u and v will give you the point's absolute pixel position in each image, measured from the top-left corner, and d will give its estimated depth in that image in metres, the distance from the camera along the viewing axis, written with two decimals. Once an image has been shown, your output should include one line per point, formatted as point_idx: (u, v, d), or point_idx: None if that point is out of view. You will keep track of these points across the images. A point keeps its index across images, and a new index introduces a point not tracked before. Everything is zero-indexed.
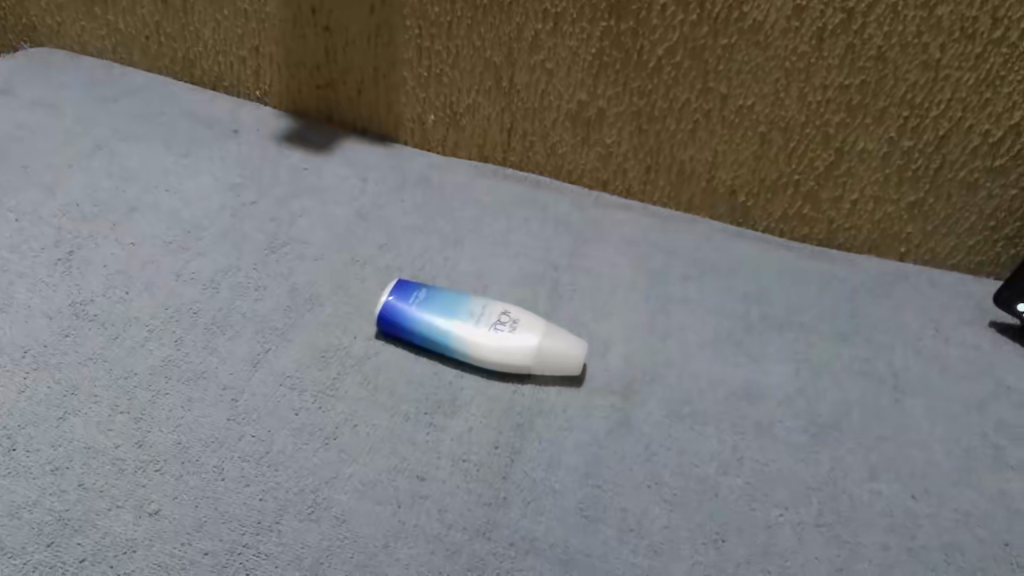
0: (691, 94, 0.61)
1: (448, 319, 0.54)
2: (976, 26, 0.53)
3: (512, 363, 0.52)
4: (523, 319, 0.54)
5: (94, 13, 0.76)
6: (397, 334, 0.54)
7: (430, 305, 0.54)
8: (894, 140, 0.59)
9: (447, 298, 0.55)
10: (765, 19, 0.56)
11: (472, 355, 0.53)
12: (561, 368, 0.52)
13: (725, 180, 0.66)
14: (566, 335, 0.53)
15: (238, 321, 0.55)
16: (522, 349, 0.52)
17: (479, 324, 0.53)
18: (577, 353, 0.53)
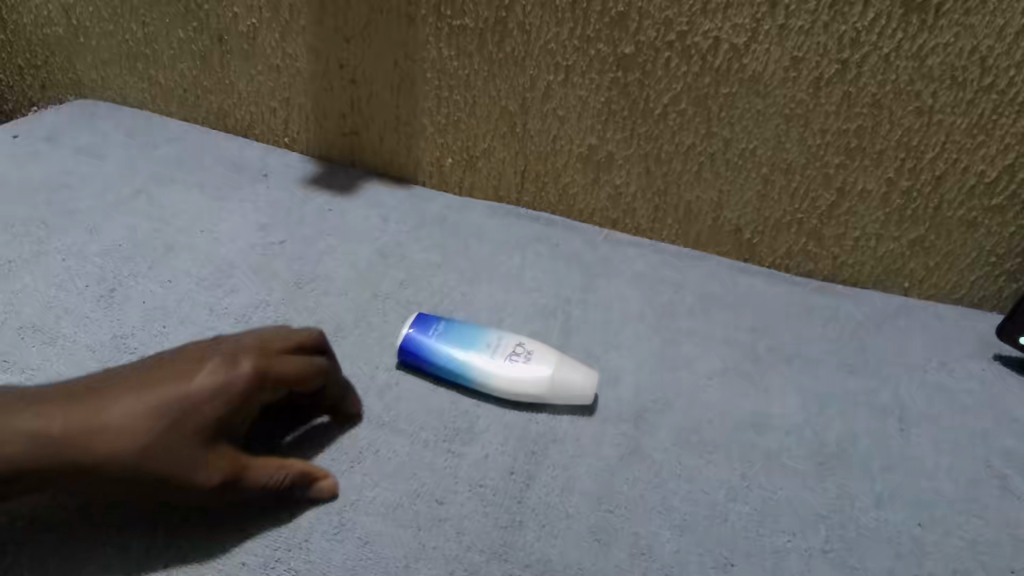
0: (696, 139, 0.65)
1: (466, 351, 0.56)
2: (967, 75, 0.55)
3: (527, 393, 0.55)
4: (537, 351, 0.56)
5: (137, 69, 0.82)
6: (417, 364, 0.57)
7: (449, 336, 0.57)
8: (893, 181, 0.62)
9: (465, 330, 0.58)
10: (764, 69, 0.59)
11: (490, 384, 0.55)
12: (575, 398, 0.55)
13: (731, 219, 0.69)
14: (580, 366, 0.56)
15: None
16: (538, 378, 0.55)
17: (496, 356, 0.56)
18: (591, 383, 0.55)
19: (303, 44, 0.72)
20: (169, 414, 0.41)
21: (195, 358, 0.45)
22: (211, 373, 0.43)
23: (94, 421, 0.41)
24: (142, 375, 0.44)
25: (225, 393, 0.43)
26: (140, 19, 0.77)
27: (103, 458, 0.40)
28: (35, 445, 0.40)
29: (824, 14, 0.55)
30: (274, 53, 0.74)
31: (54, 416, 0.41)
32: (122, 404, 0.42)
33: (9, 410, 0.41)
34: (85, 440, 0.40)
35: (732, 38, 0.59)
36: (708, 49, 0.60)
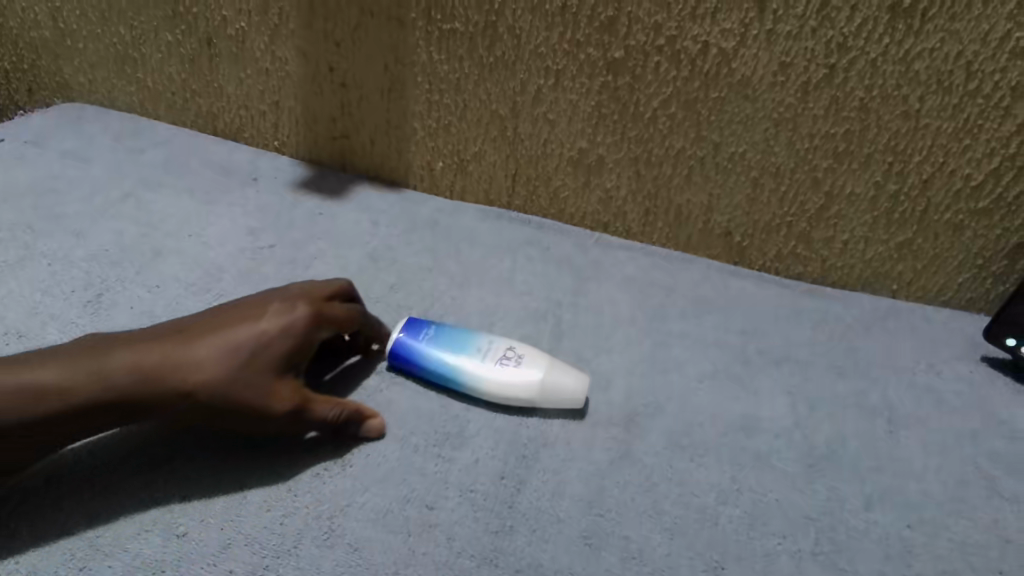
0: (686, 142, 0.65)
1: (455, 355, 0.56)
2: (952, 79, 0.56)
3: (518, 398, 0.55)
4: (528, 354, 0.56)
5: (125, 72, 0.82)
6: (407, 369, 0.57)
7: (439, 341, 0.57)
8: (881, 184, 0.62)
9: (456, 334, 0.57)
10: (752, 74, 0.59)
11: (480, 389, 0.55)
12: (566, 401, 0.54)
13: (721, 223, 0.69)
14: (571, 369, 0.55)
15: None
16: (528, 383, 0.54)
17: (486, 360, 0.56)
18: (581, 387, 0.54)
19: (293, 48, 0.72)
20: (243, 351, 0.48)
21: (259, 304, 0.51)
22: (275, 317, 0.50)
23: (179, 358, 0.47)
24: (216, 321, 0.50)
25: (287, 333, 0.49)
26: (128, 22, 0.77)
27: (190, 389, 0.47)
28: (132, 379, 0.47)
29: (811, 19, 0.56)
30: (263, 57, 0.74)
31: (147, 354, 0.48)
32: (202, 344, 0.48)
33: (106, 351, 0.48)
34: (175, 373, 0.47)
35: (720, 43, 0.59)
36: (697, 53, 0.60)
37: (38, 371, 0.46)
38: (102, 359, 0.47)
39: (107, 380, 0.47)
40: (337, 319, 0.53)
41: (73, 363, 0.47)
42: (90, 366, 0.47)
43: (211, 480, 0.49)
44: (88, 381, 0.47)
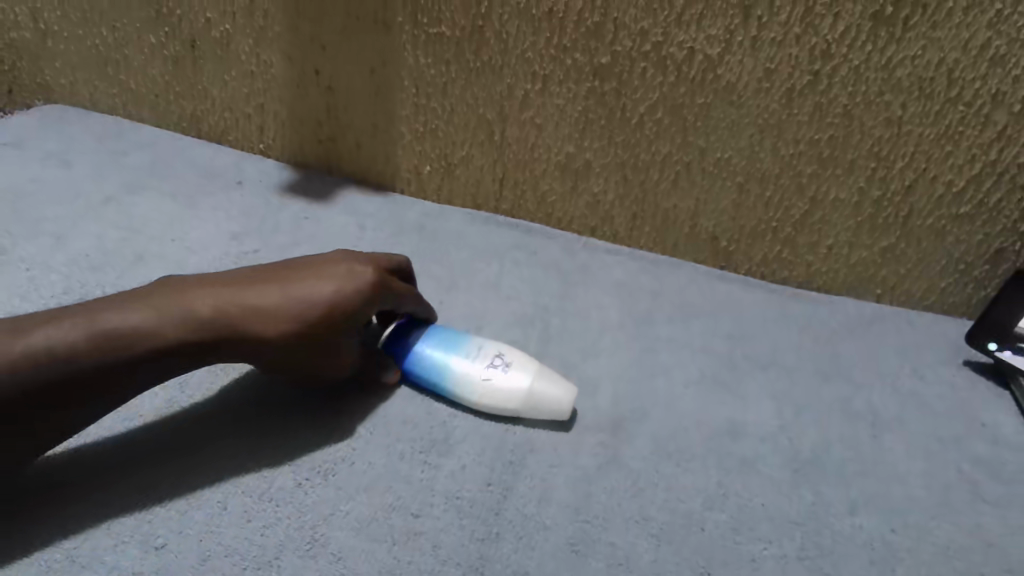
0: (672, 147, 0.65)
1: (443, 356, 0.56)
2: (934, 86, 0.56)
3: (502, 409, 0.54)
4: (515, 370, 0.54)
5: (107, 73, 0.81)
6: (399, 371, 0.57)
7: (427, 350, 0.56)
8: (864, 190, 0.63)
9: (445, 344, 0.56)
10: (737, 80, 0.60)
11: (466, 393, 0.54)
12: (551, 414, 0.54)
13: (707, 227, 0.69)
14: (557, 381, 0.54)
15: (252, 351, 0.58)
16: (512, 390, 0.54)
17: (471, 373, 0.55)
18: (568, 397, 0.54)
19: (278, 51, 0.72)
20: (322, 308, 0.49)
21: (328, 261, 0.51)
22: (349, 278, 0.50)
23: (259, 309, 0.48)
24: (287, 272, 0.50)
25: (361, 294, 0.50)
26: (110, 23, 0.76)
27: (273, 339, 0.48)
28: (215, 325, 0.48)
29: (795, 26, 0.56)
30: (248, 60, 0.73)
31: (227, 301, 0.48)
32: (281, 296, 0.49)
33: (184, 294, 0.48)
34: (256, 322, 0.48)
35: (706, 49, 0.59)
36: (683, 59, 0.60)
37: (118, 313, 0.46)
38: (182, 303, 0.48)
39: (189, 326, 0.47)
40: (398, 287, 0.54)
41: (154, 306, 0.47)
42: (171, 310, 0.47)
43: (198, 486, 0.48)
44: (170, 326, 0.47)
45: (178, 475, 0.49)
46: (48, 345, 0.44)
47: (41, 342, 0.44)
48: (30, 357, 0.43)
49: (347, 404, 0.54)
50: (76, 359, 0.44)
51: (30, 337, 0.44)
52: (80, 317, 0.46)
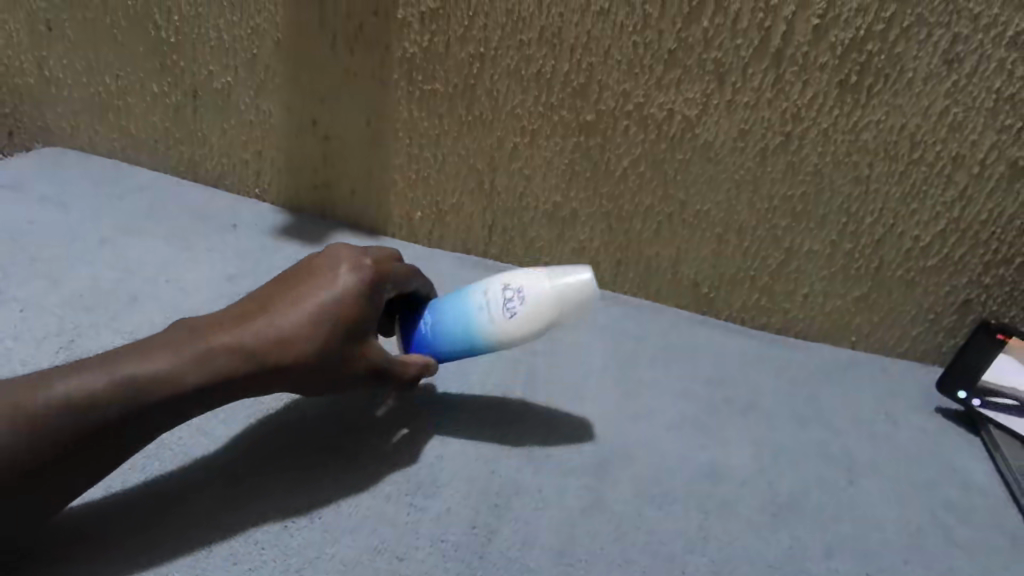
0: (654, 199, 0.68)
1: (449, 303, 0.56)
2: (898, 149, 0.59)
3: (545, 318, 0.53)
4: (526, 286, 0.53)
5: (108, 119, 0.83)
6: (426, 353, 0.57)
7: (441, 320, 0.56)
8: (836, 243, 0.65)
9: (451, 305, 0.56)
10: (715, 139, 0.63)
11: (492, 324, 0.54)
12: (580, 298, 0.53)
13: (689, 274, 0.72)
14: (569, 268, 0.53)
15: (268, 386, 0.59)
16: (531, 296, 0.53)
17: (494, 314, 0.54)
18: (585, 278, 0.53)
19: (277, 101, 0.74)
20: (331, 318, 0.50)
21: (323, 273, 0.52)
22: (346, 288, 0.51)
23: (272, 333, 0.49)
24: (288, 292, 0.51)
25: (363, 295, 0.51)
26: (112, 72, 0.77)
27: (293, 359, 0.49)
28: (233, 357, 0.48)
29: (767, 91, 0.59)
30: (248, 109, 0.75)
31: (240, 338, 0.49)
32: (289, 317, 0.50)
33: (196, 336, 0.49)
34: (272, 349, 0.49)
35: (684, 111, 0.62)
36: (663, 119, 0.63)
37: (132, 361, 0.46)
38: (196, 343, 0.48)
39: (206, 363, 0.48)
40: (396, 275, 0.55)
41: (168, 353, 0.47)
42: (185, 351, 0.48)
43: (189, 535, 0.48)
44: (188, 370, 0.47)
45: (171, 523, 0.49)
46: (66, 395, 0.44)
47: (59, 396, 0.44)
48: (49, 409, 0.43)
49: (354, 459, 0.55)
50: (97, 407, 0.44)
51: (45, 391, 0.44)
52: (90, 366, 0.46)
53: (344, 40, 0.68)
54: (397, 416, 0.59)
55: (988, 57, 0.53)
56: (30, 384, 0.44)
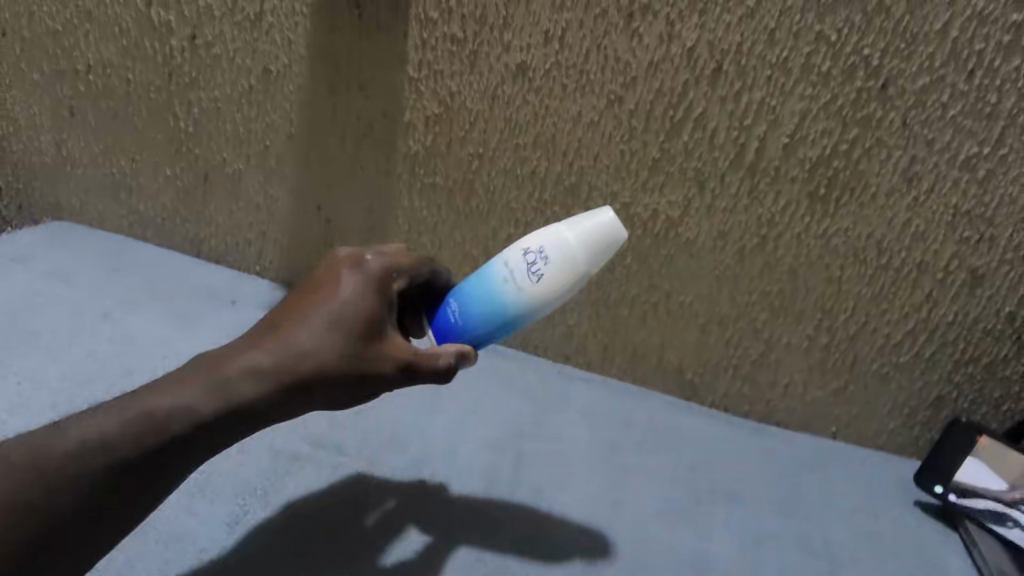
0: (640, 289, 0.71)
1: (467, 284, 0.52)
2: (866, 253, 0.62)
3: (577, 271, 0.51)
4: (549, 246, 0.51)
5: (118, 198, 0.86)
6: (451, 332, 0.52)
7: (464, 303, 0.52)
8: (812, 338, 0.68)
9: (470, 285, 0.52)
10: (697, 237, 0.66)
11: (515, 271, 0.51)
12: (605, 246, 0.51)
13: (674, 361, 0.74)
14: (586, 219, 0.51)
15: (256, 447, 0.64)
16: (556, 254, 0.50)
17: (522, 280, 0.50)
18: (605, 212, 0.52)
19: (286, 188, 0.77)
20: (342, 320, 0.48)
21: (328, 279, 0.51)
22: (354, 287, 0.50)
23: (287, 346, 0.48)
24: (296, 307, 0.50)
25: (371, 295, 0.50)
26: (128, 155, 0.81)
27: (314, 369, 0.47)
28: (252, 377, 0.47)
29: (743, 198, 0.63)
30: (258, 195, 0.78)
31: (256, 358, 0.48)
32: (301, 328, 0.49)
33: (211, 365, 0.48)
34: (291, 362, 0.47)
35: (668, 212, 0.66)
36: (648, 219, 0.67)
37: (147, 397, 0.46)
38: (211, 371, 0.47)
39: (223, 386, 0.47)
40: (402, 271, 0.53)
41: (185, 386, 0.46)
42: (201, 380, 0.47)
43: None
44: (207, 399, 0.46)
45: None
46: (84, 438, 0.43)
47: (77, 440, 0.43)
48: (71, 453, 0.43)
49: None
50: (114, 446, 0.43)
51: (62, 436, 0.43)
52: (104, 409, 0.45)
53: (352, 136, 0.71)
54: (389, 519, 0.59)
55: (943, 176, 0.57)
56: (46, 433, 0.44)
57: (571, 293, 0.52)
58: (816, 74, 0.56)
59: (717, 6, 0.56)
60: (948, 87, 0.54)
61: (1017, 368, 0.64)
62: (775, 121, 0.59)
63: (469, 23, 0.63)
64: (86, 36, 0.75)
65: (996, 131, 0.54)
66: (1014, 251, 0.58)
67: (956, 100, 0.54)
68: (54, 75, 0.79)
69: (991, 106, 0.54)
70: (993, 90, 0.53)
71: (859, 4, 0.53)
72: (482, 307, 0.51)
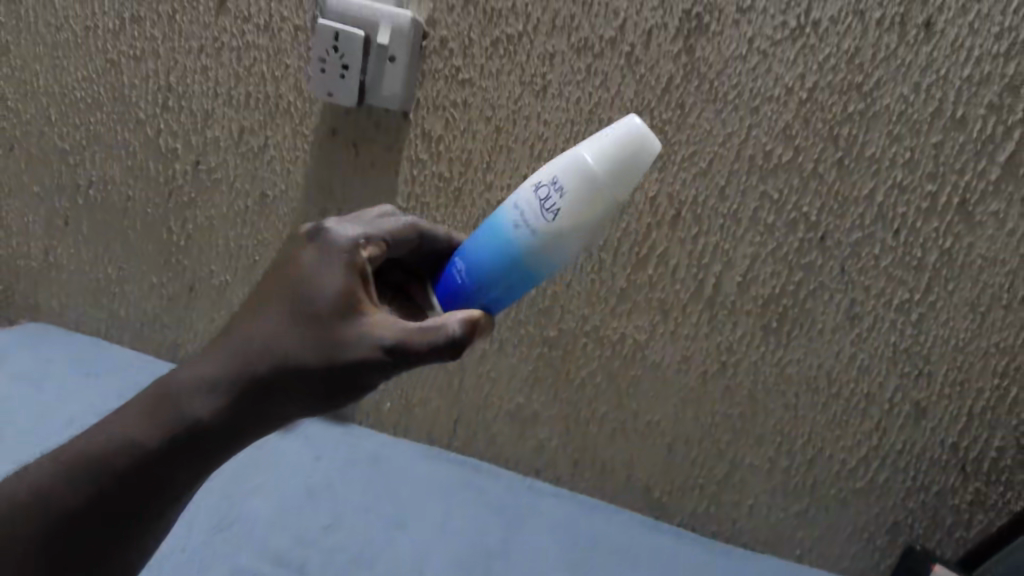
0: (609, 407, 0.74)
1: (476, 236, 0.47)
2: (818, 383, 0.66)
3: (598, 188, 0.44)
4: (560, 169, 0.45)
5: (99, 302, 0.87)
6: (464, 283, 0.47)
7: (475, 254, 0.46)
8: (773, 459, 0.70)
9: (480, 233, 0.47)
10: (663, 360, 0.70)
11: (528, 200, 0.45)
12: (626, 158, 0.45)
13: (642, 478, 0.76)
14: (598, 135, 0.45)
15: (217, 563, 0.66)
16: (569, 175, 0.44)
17: (535, 209, 0.44)
18: (633, 120, 0.45)
19: None
20: (306, 304, 0.42)
21: (288, 259, 0.45)
22: (313, 264, 0.44)
23: (250, 345, 0.43)
24: (257, 296, 0.44)
25: (337, 270, 0.43)
26: (115, 263, 0.84)
27: (283, 367, 0.42)
28: (220, 385, 0.43)
29: (704, 327, 0.68)
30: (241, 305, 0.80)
31: (220, 360, 0.43)
32: (267, 320, 0.43)
33: (180, 375, 0.45)
34: (257, 360, 0.42)
35: (635, 336, 0.70)
36: (616, 341, 0.71)
37: (126, 417, 0.45)
38: (183, 381, 0.44)
39: (188, 400, 0.43)
40: (375, 239, 0.47)
41: (155, 401, 0.44)
42: (170, 392, 0.44)
43: None
44: (176, 412, 0.43)
45: None
46: (54, 471, 0.44)
47: (58, 469, 0.44)
48: (58, 479, 0.44)
49: None
50: (98, 466, 0.44)
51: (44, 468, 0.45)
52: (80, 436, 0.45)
53: None
54: None
55: (882, 317, 0.63)
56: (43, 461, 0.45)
57: (598, 218, 0.45)
58: (763, 226, 0.63)
59: (675, 164, 0.63)
60: (878, 242, 0.61)
61: (966, 497, 0.66)
62: (729, 262, 0.65)
63: (455, 165, 0.68)
64: (93, 156, 0.80)
65: (924, 280, 0.61)
66: (950, 386, 0.63)
67: (886, 253, 0.61)
68: (54, 188, 0.82)
69: (917, 260, 0.60)
70: (918, 247, 0.60)
71: (796, 170, 0.61)
72: (492, 247, 0.45)
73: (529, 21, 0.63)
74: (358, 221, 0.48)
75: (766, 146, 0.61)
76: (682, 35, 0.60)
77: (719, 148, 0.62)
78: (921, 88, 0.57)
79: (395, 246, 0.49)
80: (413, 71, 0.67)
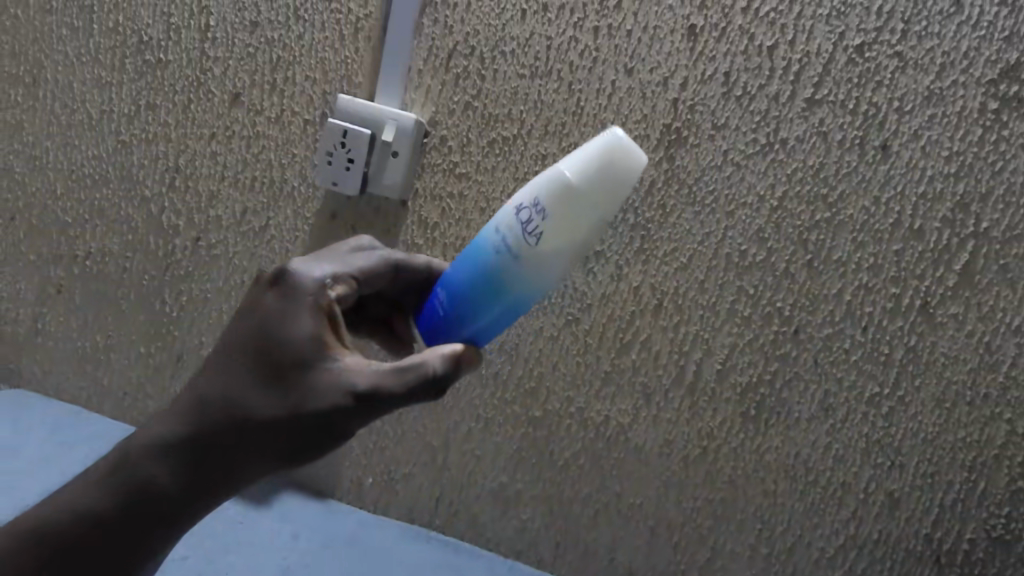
0: (591, 489, 0.74)
1: (459, 264, 0.48)
2: (795, 471, 0.68)
3: (580, 202, 0.45)
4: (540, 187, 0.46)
5: (82, 370, 0.86)
6: (446, 313, 0.48)
7: (458, 282, 0.47)
8: (754, 546, 0.70)
9: (463, 260, 0.47)
10: (646, 444, 0.71)
11: (502, 219, 0.47)
12: (606, 171, 0.45)
13: (624, 562, 0.75)
14: (576, 150, 0.46)
15: None
16: (550, 193, 0.45)
17: (518, 230, 0.45)
18: (609, 134, 0.46)
19: None
20: (273, 352, 0.42)
21: (252, 306, 0.45)
22: (277, 310, 0.43)
23: (216, 397, 0.43)
24: (224, 344, 0.44)
25: (303, 316, 0.43)
26: (105, 332, 0.84)
27: (250, 417, 0.42)
28: (188, 439, 0.43)
29: (685, 412, 0.70)
30: None
31: (188, 414, 0.43)
32: (235, 371, 0.43)
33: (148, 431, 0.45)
34: (227, 411, 0.42)
35: (618, 418, 0.72)
36: (600, 423, 0.72)
37: (100, 474, 0.45)
38: (151, 437, 0.44)
39: (153, 458, 0.43)
40: (344, 278, 0.48)
41: (125, 458, 0.44)
42: (139, 448, 0.44)
43: None
44: (147, 469, 0.43)
45: None
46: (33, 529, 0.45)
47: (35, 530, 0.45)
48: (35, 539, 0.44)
49: None
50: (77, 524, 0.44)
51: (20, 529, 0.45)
52: (50, 497, 0.46)
53: None
54: None
55: (854, 409, 0.65)
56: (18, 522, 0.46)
57: (584, 230, 0.46)
58: (740, 318, 0.66)
59: (657, 258, 0.67)
60: (848, 337, 0.64)
61: None
62: (708, 350, 0.68)
63: (448, 250, 0.71)
64: (94, 229, 0.82)
65: (892, 375, 0.64)
66: (923, 478, 0.64)
67: (856, 348, 0.64)
68: (51, 258, 0.84)
69: (885, 355, 0.63)
70: (885, 344, 0.63)
71: (770, 269, 0.65)
72: (468, 269, 0.47)
73: (523, 125, 0.68)
74: (326, 262, 0.48)
75: (741, 247, 0.65)
76: (663, 145, 0.65)
77: (698, 246, 0.66)
78: (881, 201, 0.61)
79: (369, 280, 0.51)
80: (414, 164, 0.71)
